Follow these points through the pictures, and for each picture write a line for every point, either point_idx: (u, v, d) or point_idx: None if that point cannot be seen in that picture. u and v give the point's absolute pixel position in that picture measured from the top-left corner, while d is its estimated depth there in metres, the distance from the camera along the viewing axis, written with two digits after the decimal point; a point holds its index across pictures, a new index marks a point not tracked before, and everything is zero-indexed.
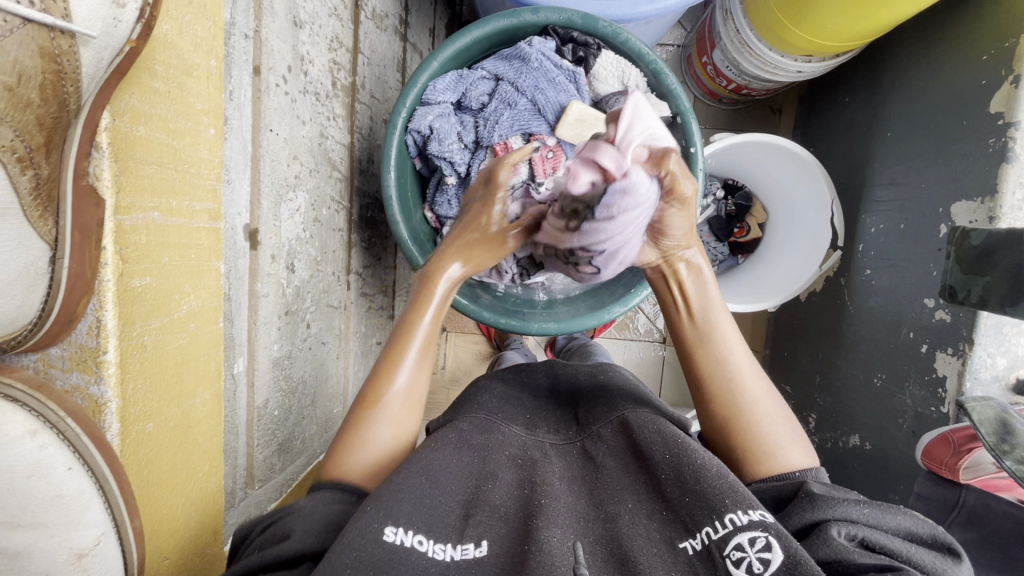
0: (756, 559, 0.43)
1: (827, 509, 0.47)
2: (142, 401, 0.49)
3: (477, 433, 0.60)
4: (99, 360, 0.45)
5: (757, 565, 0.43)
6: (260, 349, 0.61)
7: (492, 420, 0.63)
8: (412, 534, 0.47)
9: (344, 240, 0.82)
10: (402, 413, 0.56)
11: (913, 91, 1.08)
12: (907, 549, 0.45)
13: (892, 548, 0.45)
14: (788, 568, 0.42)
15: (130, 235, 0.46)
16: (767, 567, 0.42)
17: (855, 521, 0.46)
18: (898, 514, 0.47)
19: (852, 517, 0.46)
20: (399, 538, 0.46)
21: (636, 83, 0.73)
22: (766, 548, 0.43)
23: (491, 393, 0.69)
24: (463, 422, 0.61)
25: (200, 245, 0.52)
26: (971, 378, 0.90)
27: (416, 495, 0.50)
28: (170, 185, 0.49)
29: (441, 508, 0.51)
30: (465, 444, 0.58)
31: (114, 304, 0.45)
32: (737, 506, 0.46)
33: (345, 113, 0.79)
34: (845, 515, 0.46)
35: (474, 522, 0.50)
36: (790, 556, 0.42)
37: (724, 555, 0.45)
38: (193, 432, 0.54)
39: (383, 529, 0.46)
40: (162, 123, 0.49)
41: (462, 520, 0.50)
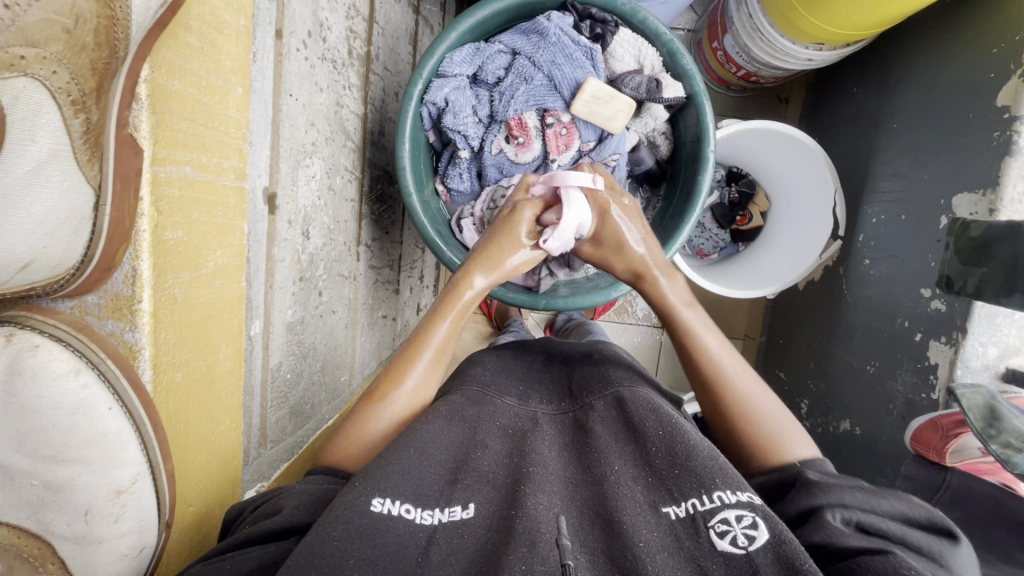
0: (742, 533, 0.45)
1: (822, 496, 0.50)
2: (172, 350, 0.50)
3: (468, 406, 0.61)
4: (135, 308, 0.47)
5: (742, 539, 0.45)
6: (275, 313, 0.62)
7: (484, 394, 0.64)
8: (400, 504, 0.49)
9: (356, 211, 0.83)
10: (424, 384, 0.63)
11: (922, 83, 1.09)
12: (901, 532, 0.46)
13: (887, 529, 0.47)
14: (773, 545, 0.44)
15: (164, 187, 0.47)
16: (752, 543, 0.45)
17: (848, 506, 0.49)
18: (892, 499, 0.50)
19: (846, 503, 0.49)
20: (387, 507, 0.48)
21: (652, 62, 0.73)
22: (752, 526, 0.45)
23: (485, 366, 0.72)
24: (454, 396, 0.63)
25: (226, 203, 0.53)
26: (962, 367, 0.93)
27: (405, 466, 0.51)
28: (201, 141, 0.50)
29: (429, 476, 0.52)
30: (457, 415, 0.59)
31: (149, 254, 0.47)
32: (726, 485, 0.48)
33: (360, 83, 0.79)
34: (839, 501, 0.49)
35: (462, 486, 0.51)
36: (774, 536, 0.44)
37: (708, 526, 0.46)
38: (216, 385, 0.56)
39: (371, 500, 0.48)
40: (196, 79, 0.49)
41: (449, 483, 0.52)
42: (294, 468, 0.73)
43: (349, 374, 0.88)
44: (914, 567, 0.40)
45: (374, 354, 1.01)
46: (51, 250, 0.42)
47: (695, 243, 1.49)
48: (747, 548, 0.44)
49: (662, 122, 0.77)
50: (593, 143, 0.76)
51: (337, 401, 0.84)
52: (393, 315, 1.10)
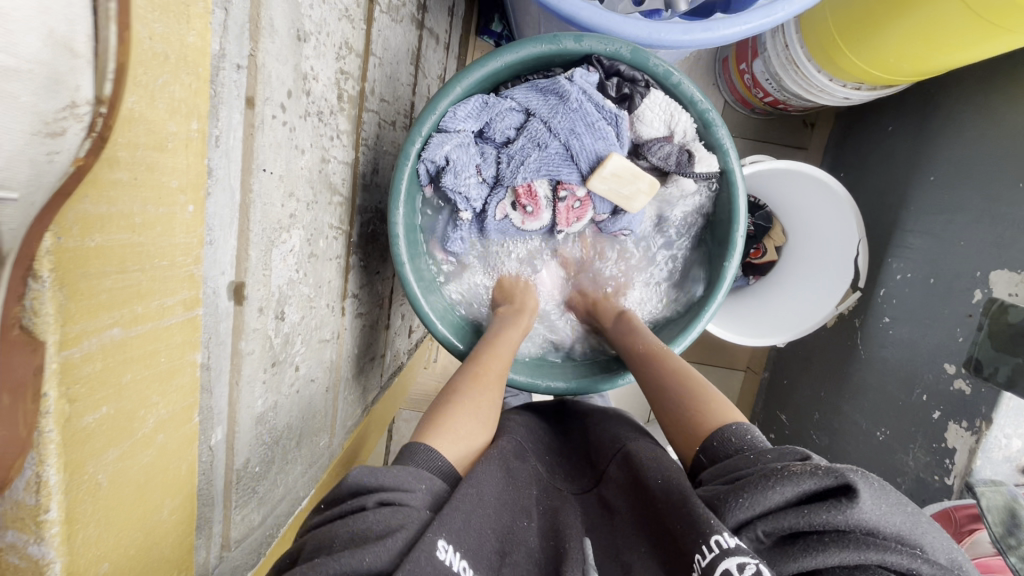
0: None
1: (720, 520, 0.42)
2: (96, 545, 0.33)
3: (513, 458, 0.56)
4: (39, 521, 0.29)
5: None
6: (241, 410, 0.55)
7: (524, 449, 0.60)
8: (459, 557, 0.41)
9: (341, 266, 0.75)
10: (467, 435, 0.55)
11: (966, 136, 1.00)
12: (805, 517, 0.39)
13: (798, 526, 0.39)
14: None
15: (80, 368, 0.29)
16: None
17: (748, 519, 0.41)
18: (778, 482, 0.41)
19: (750, 519, 0.41)
20: (450, 557, 0.40)
21: (683, 130, 0.64)
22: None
23: (518, 421, 0.66)
24: (503, 440, 0.58)
25: (170, 341, 0.36)
26: (983, 457, 0.87)
27: (465, 512, 0.45)
28: (135, 289, 0.32)
29: (484, 532, 0.45)
30: (505, 464, 0.54)
31: (60, 454, 0.29)
32: (722, 526, 0.40)
33: (350, 127, 0.70)
34: (739, 519, 0.42)
35: (511, 562, 0.45)
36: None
37: None
38: (155, 548, 0.39)
39: (435, 543, 0.41)
40: (127, 218, 0.31)
41: (499, 556, 0.45)
42: (263, 558, 0.67)
43: (329, 435, 0.82)
44: None
45: (359, 401, 0.94)
46: None
47: None
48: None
49: (690, 195, 0.69)
50: (607, 215, 0.70)
51: (315, 468, 0.78)
52: (381, 355, 1.03)
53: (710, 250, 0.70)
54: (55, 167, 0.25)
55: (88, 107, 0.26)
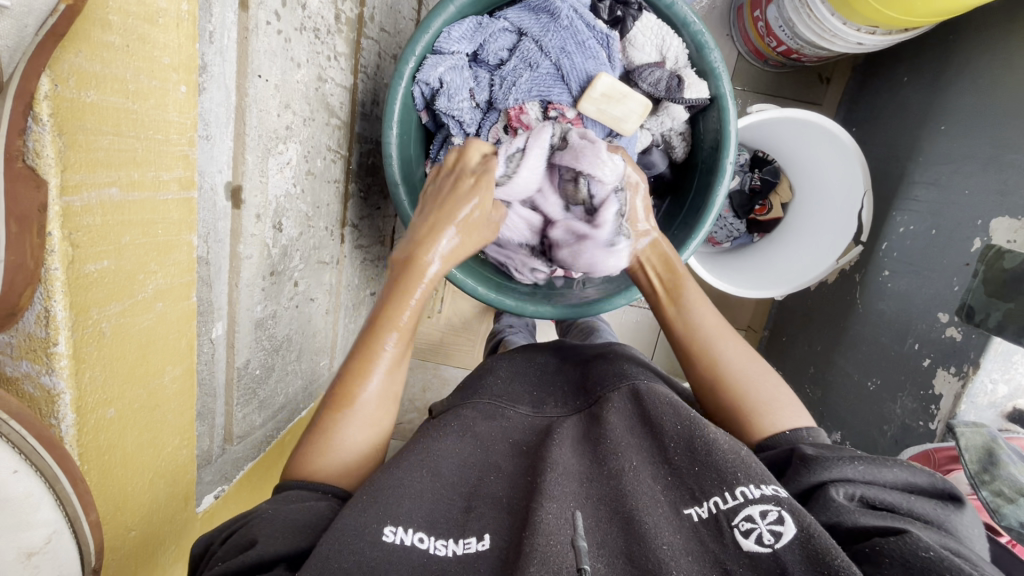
0: (767, 530, 0.40)
1: (822, 471, 0.45)
2: (101, 389, 0.36)
3: (480, 419, 0.56)
4: (50, 352, 0.32)
5: (767, 538, 0.40)
6: (241, 312, 0.58)
7: (497, 406, 0.59)
8: (413, 533, 0.44)
9: (340, 192, 0.77)
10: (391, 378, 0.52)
11: (979, 84, 0.98)
12: (908, 501, 0.43)
13: (893, 502, 0.43)
14: (801, 541, 0.39)
15: (82, 218, 0.32)
16: (778, 539, 0.40)
17: (852, 480, 0.44)
18: (897, 466, 0.45)
19: (849, 477, 0.44)
20: (400, 537, 0.43)
21: (676, 55, 0.64)
22: (778, 522, 0.40)
23: (499, 374, 0.66)
24: (466, 409, 0.57)
25: (168, 218, 0.39)
26: (967, 402, 0.88)
27: (416, 491, 0.47)
28: (132, 156, 0.35)
29: (442, 503, 0.47)
30: (468, 431, 0.54)
31: (66, 293, 0.32)
32: (749, 480, 0.43)
33: (348, 52, 0.71)
34: (841, 475, 0.45)
35: (477, 515, 0.46)
36: (803, 529, 0.39)
37: (732, 526, 0.41)
38: (162, 411, 0.43)
39: (383, 529, 0.43)
40: (120, 84, 0.33)
41: (463, 513, 0.47)
42: (264, 460, 0.71)
43: (330, 357, 0.86)
44: (931, 548, 0.37)
45: None
46: None
47: None
48: (773, 545, 0.39)
49: (680, 124, 0.69)
50: (600, 142, 0.70)
51: (315, 386, 0.82)
52: (383, 291, 1.06)
53: (699, 178, 0.70)
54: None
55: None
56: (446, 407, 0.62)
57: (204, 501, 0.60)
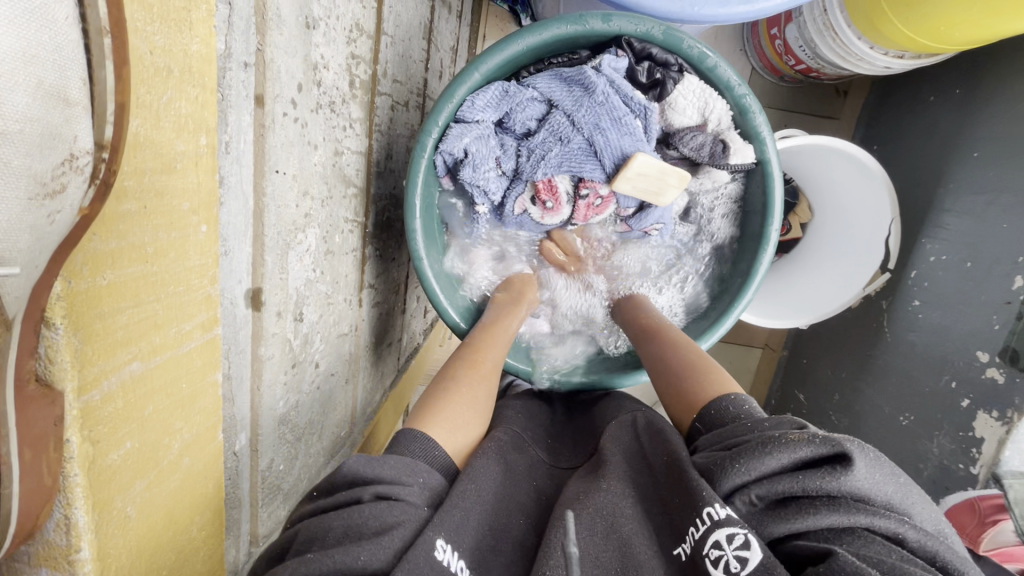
0: (733, 557, 0.38)
1: (721, 481, 0.43)
2: (129, 573, 0.33)
3: (511, 451, 0.54)
4: (72, 558, 0.29)
5: (733, 564, 0.37)
6: (264, 413, 0.54)
7: (523, 438, 0.57)
8: (458, 558, 0.40)
9: (357, 258, 0.73)
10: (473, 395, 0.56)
11: (1013, 110, 0.94)
12: (797, 482, 0.40)
13: (787, 489, 0.40)
14: (764, 569, 0.36)
15: (101, 409, 0.28)
16: (745, 566, 0.37)
17: (744, 483, 0.42)
18: (776, 447, 0.41)
19: (744, 482, 0.42)
20: (449, 559, 0.40)
21: (718, 117, 0.59)
22: (745, 546, 0.38)
23: (517, 408, 0.64)
24: (498, 432, 0.55)
25: (191, 367, 0.36)
26: (1011, 447, 0.85)
27: (460, 515, 0.43)
28: (152, 320, 0.31)
29: (475, 535, 0.43)
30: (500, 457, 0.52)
31: (87, 495, 0.28)
32: (714, 498, 0.41)
33: (363, 115, 0.67)
34: (733, 484, 0.42)
35: (497, 559, 0.43)
36: (766, 557, 0.37)
37: (703, 557, 0.39)
38: (191, 563, 0.40)
39: (433, 544, 0.39)
40: (139, 251, 0.29)
41: (490, 550, 0.43)
42: None
43: (350, 423, 0.82)
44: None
45: (377, 387, 0.94)
46: None
47: None
48: (739, 573, 0.37)
49: (723, 185, 0.65)
50: (632, 209, 0.65)
51: (337, 457, 0.79)
52: (398, 340, 1.02)
53: (739, 241, 0.67)
54: (56, 226, 0.23)
55: (88, 156, 0.24)
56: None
57: None
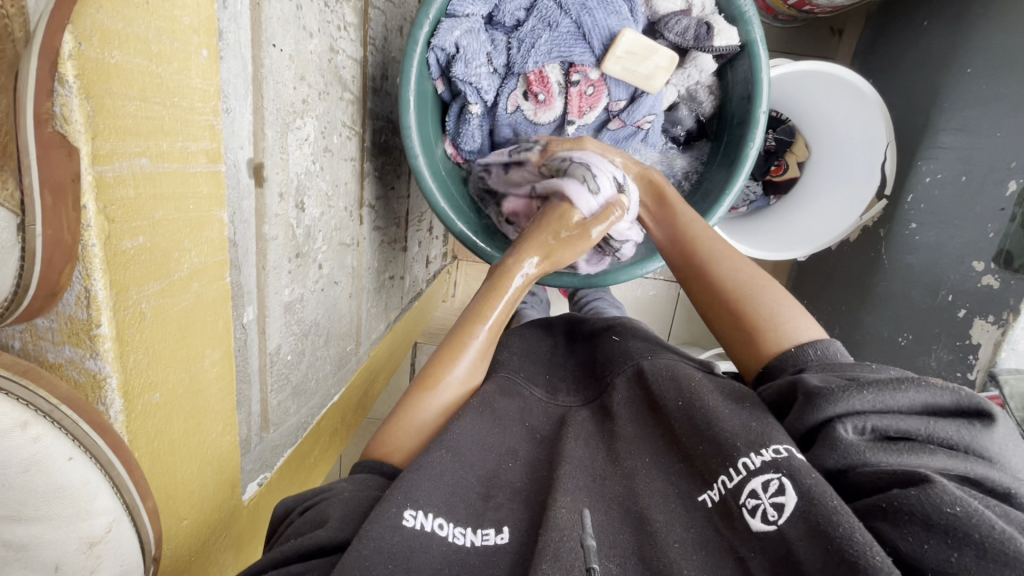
0: (770, 505, 0.39)
1: (828, 407, 0.43)
2: (146, 372, 0.35)
3: (500, 399, 0.56)
4: (92, 334, 0.31)
5: (772, 513, 0.38)
6: (270, 295, 0.57)
7: (514, 383, 0.59)
8: (433, 517, 0.43)
9: (357, 170, 0.75)
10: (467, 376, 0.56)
11: (1006, 20, 0.94)
12: (926, 427, 0.41)
13: (909, 429, 0.41)
14: (803, 512, 0.37)
15: (115, 190, 0.30)
16: (782, 514, 0.38)
17: (861, 412, 0.42)
18: (911, 388, 0.43)
19: (857, 411, 0.42)
20: (420, 522, 0.42)
21: (702, 1, 0.62)
22: (780, 492, 0.39)
23: (511, 350, 0.66)
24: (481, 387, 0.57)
25: (198, 192, 0.37)
26: (1008, 349, 0.87)
27: (435, 472, 0.46)
28: (159, 124, 0.33)
29: (462, 485, 0.46)
30: (489, 409, 0.53)
31: (105, 272, 0.30)
32: (750, 450, 0.42)
33: (357, 22, 0.68)
34: (848, 409, 0.42)
35: (496, 503, 0.45)
36: (804, 498, 0.38)
37: (739, 504, 0.40)
38: (204, 396, 0.42)
39: (402, 513, 0.42)
40: (143, 45, 0.31)
41: (482, 499, 0.46)
42: (300, 447, 0.70)
43: (355, 342, 0.84)
44: (956, 501, 0.34)
45: (382, 316, 0.96)
46: None
47: None
48: (778, 521, 0.38)
49: (708, 76, 0.67)
50: (624, 102, 0.67)
51: (343, 371, 0.81)
52: (401, 275, 1.04)
53: (726, 135, 0.68)
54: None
55: None
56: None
57: (248, 488, 0.60)
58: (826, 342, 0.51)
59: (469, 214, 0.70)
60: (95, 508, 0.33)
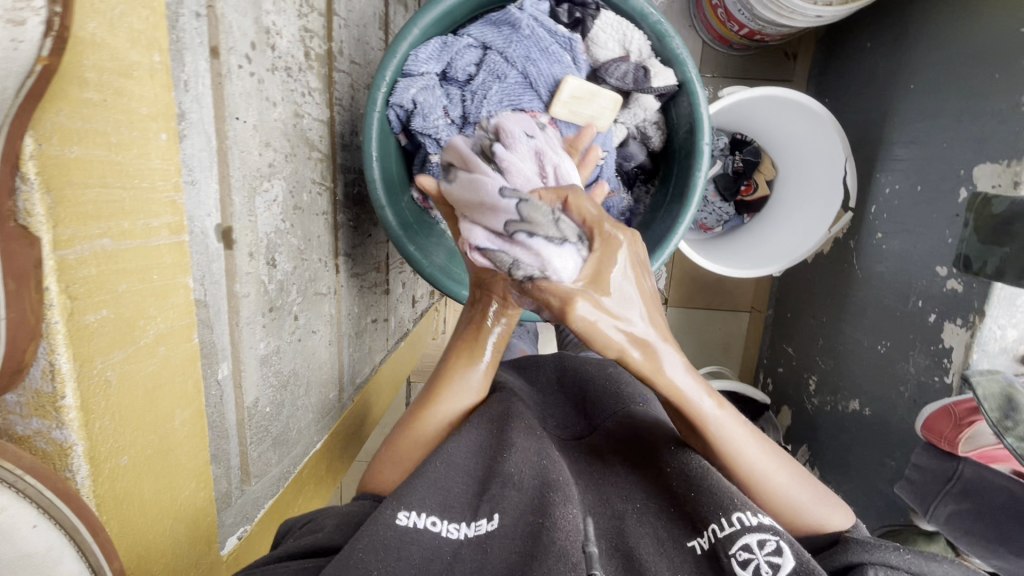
0: (765, 561, 0.39)
1: (859, 552, 0.43)
2: (114, 437, 0.37)
3: (496, 407, 0.58)
4: (59, 405, 0.33)
5: (766, 569, 0.39)
6: (244, 350, 0.59)
7: (514, 399, 0.61)
8: (425, 516, 0.46)
9: (330, 223, 0.78)
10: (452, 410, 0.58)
11: (941, 39, 0.99)
12: None
13: None
14: (798, 574, 0.39)
15: (77, 269, 0.33)
16: (777, 572, 0.39)
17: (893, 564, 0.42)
18: (945, 562, 0.43)
19: (891, 560, 0.42)
20: (412, 521, 0.45)
21: (639, 47, 0.66)
22: (776, 553, 0.39)
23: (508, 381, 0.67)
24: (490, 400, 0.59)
25: (161, 262, 0.40)
26: (979, 350, 0.88)
27: (431, 478, 0.49)
28: (119, 206, 0.36)
29: (455, 489, 0.49)
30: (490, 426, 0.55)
31: (68, 346, 0.33)
32: (746, 506, 0.43)
33: (321, 86, 0.72)
34: (882, 559, 0.42)
35: (490, 496, 0.48)
36: (801, 563, 0.39)
37: (728, 554, 0.40)
38: (175, 455, 0.44)
39: (396, 513, 0.45)
40: (102, 136, 0.34)
41: (478, 496, 0.49)
42: (282, 498, 0.71)
43: (338, 388, 0.86)
44: None
45: (367, 360, 0.98)
46: None
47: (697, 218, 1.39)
48: None
49: (653, 113, 0.71)
50: None
51: (327, 418, 0.82)
52: (384, 318, 1.06)
53: (677, 166, 0.71)
54: (21, 55, 0.29)
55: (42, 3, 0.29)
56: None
57: (228, 542, 0.62)
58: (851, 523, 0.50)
59: (435, 254, 0.74)
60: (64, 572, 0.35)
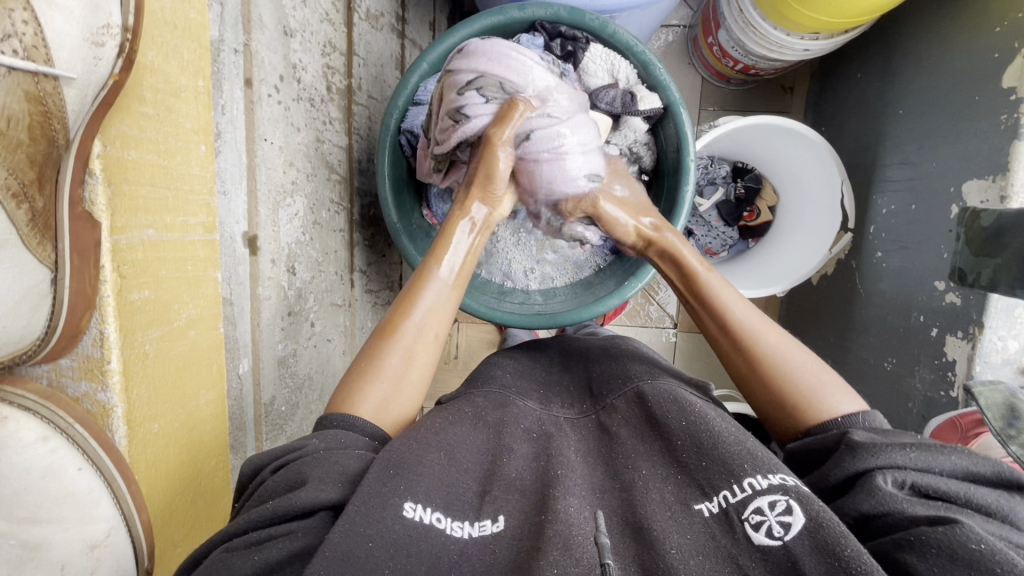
0: (776, 523, 0.39)
1: (869, 457, 0.42)
2: (147, 404, 0.50)
3: (490, 407, 0.55)
4: (105, 369, 0.47)
5: (777, 530, 0.39)
6: (263, 349, 0.63)
7: (505, 394, 0.57)
8: (431, 511, 0.42)
9: (346, 240, 0.83)
10: (421, 338, 0.55)
11: (925, 66, 1.04)
12: (965, 490, 0.40)
13: (947, 491, 0.41)
14: (810, 531, 0.38)
15: (127, 253, 0.47)
16: (789, 532, 0.38)
17: (901, 466, 0.42)
18: (952, 453, 0.43)
19: (898, 463, 0.42)
20: (419, 514, 0.41)
21: (626, 75, 0.73)
22: (787, 513, 0.39)
23: (504, 370, 0.64)
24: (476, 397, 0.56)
25: (195, 256, 0.54)
26: (981, 362, 0.89)
27: (435, 472, 0.45)
28: (163, 205, 0.50)
29: (459, 485, 0.45)
30: (481, 419, 0.53)
31: (115, 317, 0.46)
32: (756, 471, 0.42)
33: (342, 117, 0.78)
34: (889, 461, 0.42)
35: (492, 498, 0.45)
36: (812, 518, 0.38)
37: (742, 519, 0.40)
38: (199, 427, 0.57)
39: (403, 504, 0.41)
40: (153, 145, 0.49)
41: (479, 498, 0.45)
42: None
43: None
44: (983, 539, 0.35)
45: None
46: (11, 327, 0.41)
47: (702, 242, 1.39)
48: (784, 538, 0.38)
49: (642, 134, 0.77)
50: None
51: None
52: None
53: (667, 183, 0.76)
54: (100, 69, 0.44)
55: (118, 32, 0.44)
56: (454, 396, 0.61)
57: None
58: (868, 411, 0.50)
59: None
60: (99, 516, 0.47)
